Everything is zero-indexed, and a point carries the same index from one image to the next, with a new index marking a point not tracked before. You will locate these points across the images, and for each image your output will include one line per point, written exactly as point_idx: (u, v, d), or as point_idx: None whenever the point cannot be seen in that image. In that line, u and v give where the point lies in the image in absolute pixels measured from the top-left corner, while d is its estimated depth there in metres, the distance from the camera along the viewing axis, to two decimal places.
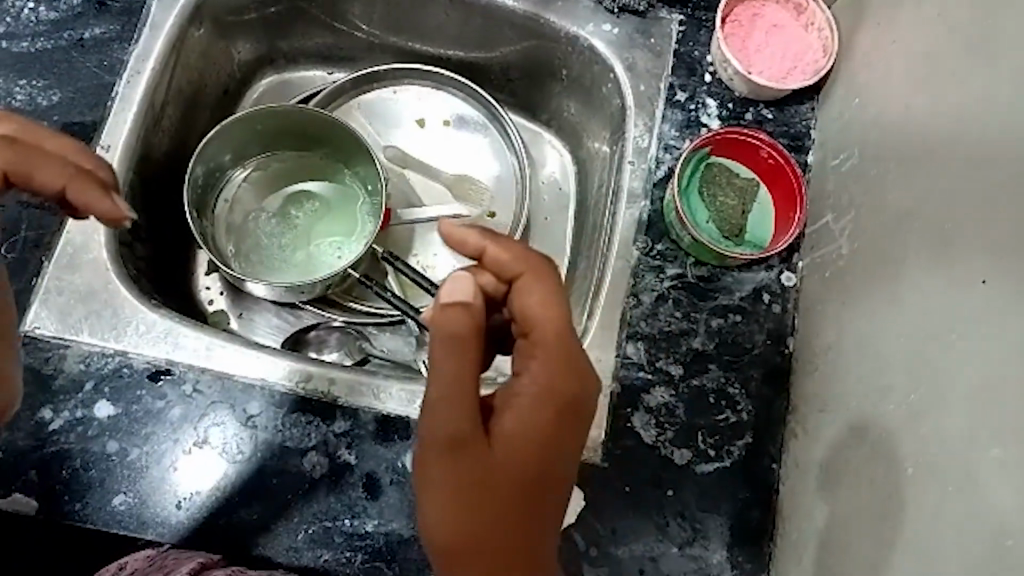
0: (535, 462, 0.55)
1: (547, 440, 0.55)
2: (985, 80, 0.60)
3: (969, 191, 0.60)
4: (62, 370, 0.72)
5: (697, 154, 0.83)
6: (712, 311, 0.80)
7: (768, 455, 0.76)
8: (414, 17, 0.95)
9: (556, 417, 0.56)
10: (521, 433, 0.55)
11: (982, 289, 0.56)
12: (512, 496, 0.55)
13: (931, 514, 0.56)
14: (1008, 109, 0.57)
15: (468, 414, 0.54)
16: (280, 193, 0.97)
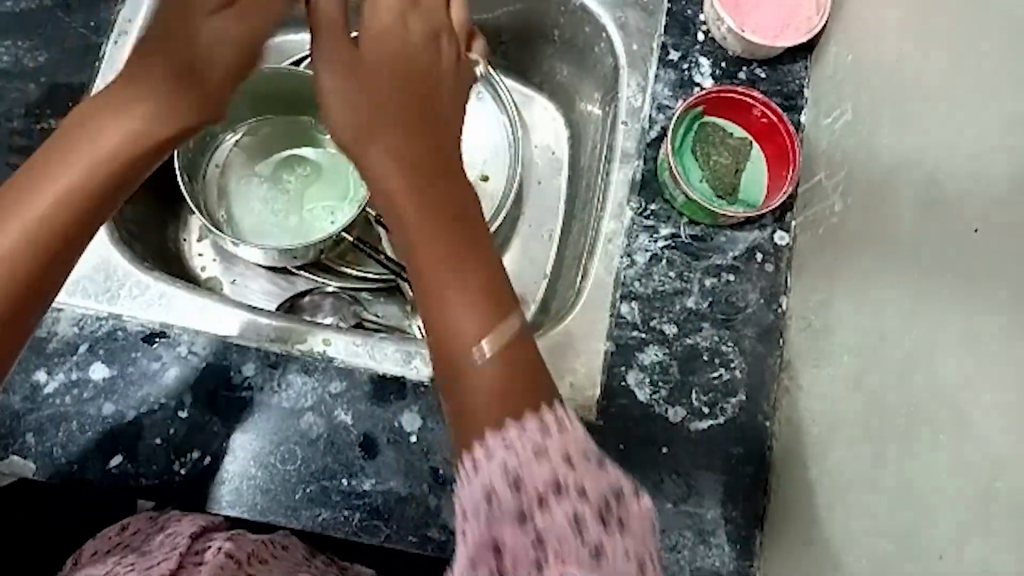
0: (470, 254, 0.56)
1: (446, 219, 0.57)
2: (989, 33, 0.60)
3: (973, 145, 0.59)
4: (55, 333, 0.72)
5: (690, 113, 0.83)
6: (706, 271, 0.80)
7: (762, 412, 0.77)
8: None
9: (434, 178, 0.60)
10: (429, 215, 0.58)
11: (987, 245, 0.56)
12: (464, 287, 0.55)
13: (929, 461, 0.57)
14: (1006, 59, 0.57)
15: (388, 189, 0.60)
16: (269, 158, 0.97)
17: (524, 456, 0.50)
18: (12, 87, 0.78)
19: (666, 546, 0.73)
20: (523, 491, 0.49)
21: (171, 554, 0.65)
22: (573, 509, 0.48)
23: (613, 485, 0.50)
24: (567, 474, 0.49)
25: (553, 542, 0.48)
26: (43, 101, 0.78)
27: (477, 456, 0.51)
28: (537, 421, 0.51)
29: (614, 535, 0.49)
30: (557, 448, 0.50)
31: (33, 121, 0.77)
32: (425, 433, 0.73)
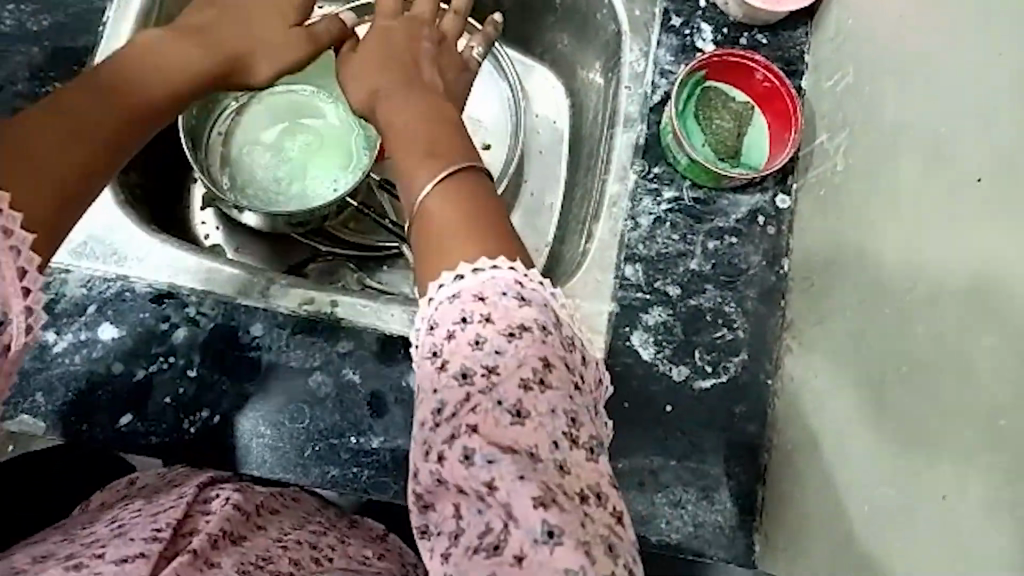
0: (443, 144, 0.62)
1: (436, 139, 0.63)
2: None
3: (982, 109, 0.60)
4: (63, 294, 0.72)
5: (692, 77, 0.83)
6: (708, 234, 0.81)
7: (764, 372, 0.78)
8: None
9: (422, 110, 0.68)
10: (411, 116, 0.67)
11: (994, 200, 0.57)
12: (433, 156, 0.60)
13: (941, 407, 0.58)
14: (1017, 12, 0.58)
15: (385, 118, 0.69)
16: (271, 125, 0.97)
17: (459, 304, 0.49)
18: (13, 51, 0.77)
19: (671, 501, 0.75)
20: (453, 338, 0.49)
21: (178, 500, 0.63)
22: (498, 353, 0.48)
23: (542, 340, 0.49)
24: (494, 320, 0.49)
25: (474, 388, 0.47)
26: (47, 65, 0.77)
27: (444, 282, 0.50)
28: (506, 265, 0.51)
29: (537, 391, 0.47)
30: (492, 298, 0.49)
31: (37, 84, 0.77)
32: None
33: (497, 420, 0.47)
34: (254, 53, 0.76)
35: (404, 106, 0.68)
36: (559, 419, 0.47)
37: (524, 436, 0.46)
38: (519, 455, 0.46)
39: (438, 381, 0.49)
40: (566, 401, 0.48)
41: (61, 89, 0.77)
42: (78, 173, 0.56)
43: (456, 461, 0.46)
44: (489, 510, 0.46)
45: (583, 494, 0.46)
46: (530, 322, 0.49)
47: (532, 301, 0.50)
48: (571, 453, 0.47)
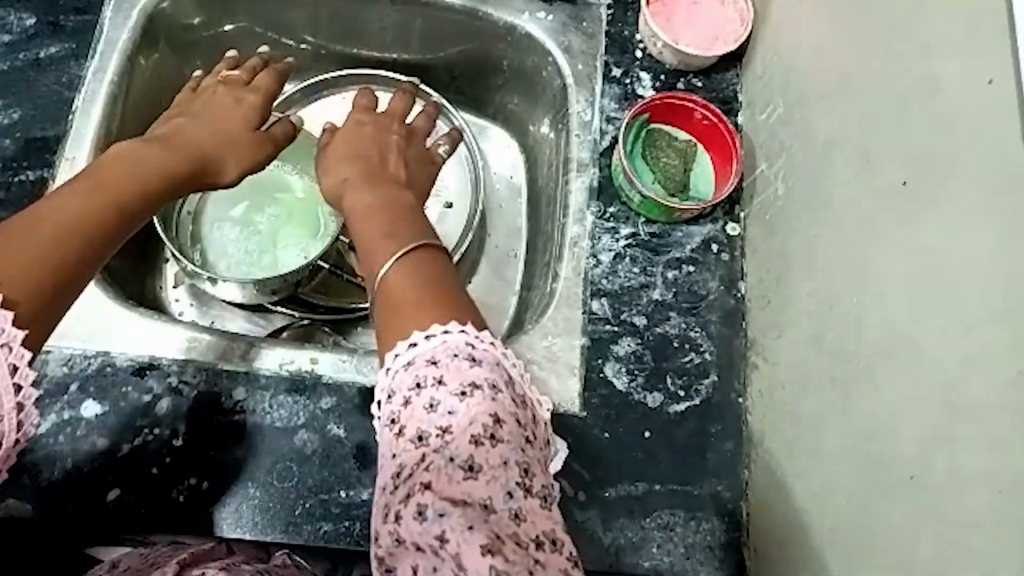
0: (404, 226, 0.65)
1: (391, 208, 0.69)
2: (893, 15, 0.67)
3: (893, 111, 0.65)
4: (46, 374, 0.73)
5: (637, 121, 0.89)
6: (667, 265, 0.85)
7: (733, 389, 0.81)
8: (357, 24, 1.00)
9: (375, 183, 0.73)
10: (375, 204, 0.70)
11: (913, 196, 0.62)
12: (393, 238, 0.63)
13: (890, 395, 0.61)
14: (908, 29, 0.64)
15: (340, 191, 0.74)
16: (237, 199, 1.00)
17: (413, 369, 0.53)
18: None
19: (658, 525, 0.76)
20: (408, 403, 0.52)
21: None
22: (450, 414, 0.51)
23: (491, 397, 0.52)
24: (446, 381, 0.52)
25: (429, 448, 0.51)
26: (20, 155, 0.80)
27: (399, 349, 0.54)
28: (457, 327, 0.54)
29: (488, 445, 0.50)
30: (444, 360, 0.53)
31: (10, 173, 0.79)
32: None
33: (451, 477, 0.50)
34: (218, 151, 0.79)
35: (366, 196, 0.71)
36: (512, 470, 0.50)
37: (477, 490, 0.49)
38: (472, 507, 0.49)
39: (396, 446, 0.52)
40: (517, 453, 0.51)
41: (34, 177, 0.80)
42: (76, 263, 0.56)
43: (411, 520, 0.49)
44: (442, 565, 0.48)
45: (536, 540, 0.49)
46: (481, 380, 0.52)
47: (482, 360, 0.53)
48: (524, 502, 0.50)
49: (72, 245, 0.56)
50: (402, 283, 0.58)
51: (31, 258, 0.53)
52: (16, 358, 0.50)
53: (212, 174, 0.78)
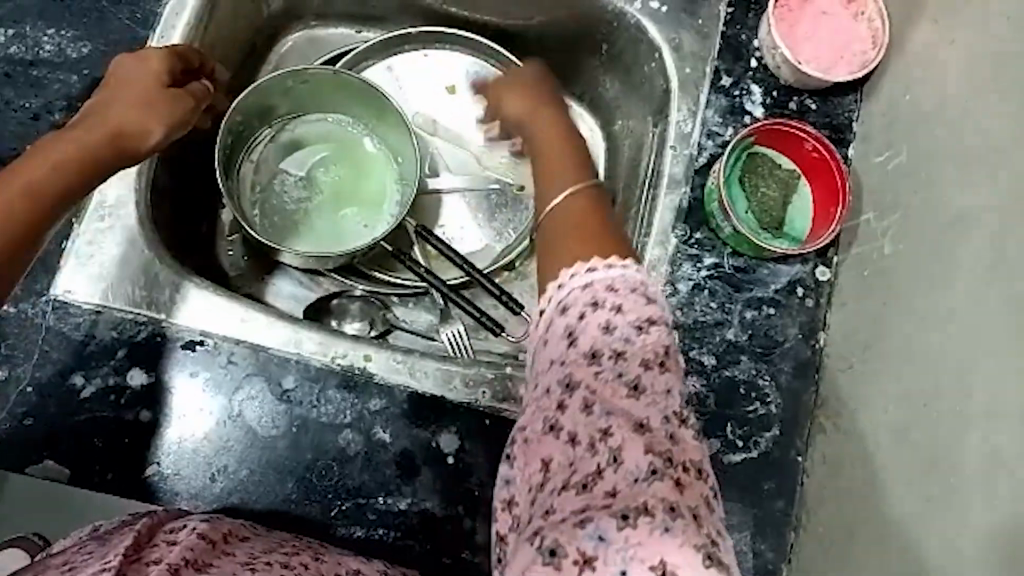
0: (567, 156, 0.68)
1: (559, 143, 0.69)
2: None
3: None
4: (93, 336, 0.71)
5: (741, 144, 0.82)
6: (747, 303, 0.80)
7: (795, 448, 0.78)
8: None
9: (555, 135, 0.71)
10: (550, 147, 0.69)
11: None
12: (560, 173, 0.65)
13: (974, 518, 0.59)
14: None
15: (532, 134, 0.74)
16: (305, 157, 0.95)
17: (591, 290, 0.55)
18: (52, 78, 0.76)
19: None
20: (584, 318, 0.54)
21: (136, 530, 0.58)
22: (626, 339, 0.53)
23: (664, 333, 0.54)
24: (626, 310, 0.54)
25: (600, 367, 0.53)
26: (85, 95, 0.76)
27: (563, 280, 0.56)
28: (620, 264, 0.56)
29: (655, 371, 0.53)
30: (622, 290, 0.54)
31: (73, 114, 0.75)
32: (462, 454, 0.72)
33: (615, 390, 0.52)
34: (136, 114, 0.66)
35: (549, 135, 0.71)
36: (670, 399, 0.53)
37: (636, 409, 0.52)
38: (630, 424, 0.51)
39: (566, 354, 0.54)
40: (677, 387, 0.53)
41: None
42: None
43: (574, 412, 0.53)
44: (590, 457, 0.51)
45: (683, 464, 0.50)
46: (658, 318, 0.54)
47: (657, 300, 0.55)
48: (677, 429, 0.52)
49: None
50: (559, 218, 0.61)
51: None
52: None
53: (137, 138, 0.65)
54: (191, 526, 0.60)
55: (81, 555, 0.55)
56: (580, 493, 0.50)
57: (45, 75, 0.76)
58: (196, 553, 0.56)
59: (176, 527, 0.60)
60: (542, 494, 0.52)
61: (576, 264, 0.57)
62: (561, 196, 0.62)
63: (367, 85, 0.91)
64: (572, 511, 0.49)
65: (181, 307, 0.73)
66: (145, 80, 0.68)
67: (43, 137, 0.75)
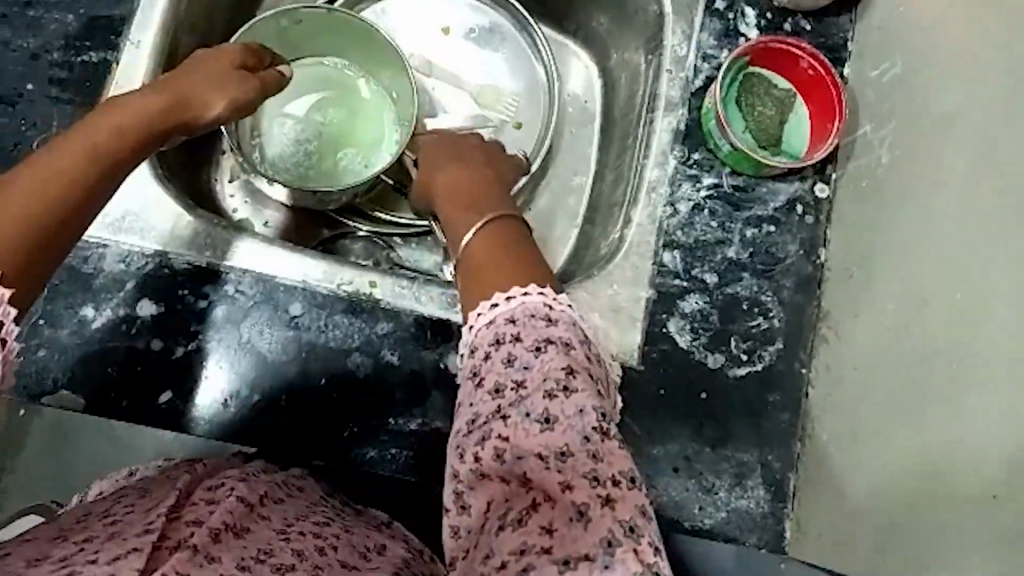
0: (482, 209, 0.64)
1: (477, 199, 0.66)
2: None
3: None
4: (102, 269, 0.72)
5: (737, 64, 0.83)
6: (746, 222, 0.81)
7: (798, 361, 0.79)
8: None
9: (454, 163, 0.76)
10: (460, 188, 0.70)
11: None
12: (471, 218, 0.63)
13: (961, 420, 0.60)
14: None
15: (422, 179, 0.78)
16: (301, 100, 0.95)
17: (493, 327, 0.52)
18: (49, 18, 0.77)
19: (703, 487, 0.76)
20: (488, 357, 0.51)
21: (175, 488, 0.56)
22: (526, 368, 0.50)
23: (566, 352, 0.50)
24: (523, 337, 0.50)
25: (506, 402, 0.49)
26: (82, 34, 0.77)
27: (482, 308, 0.52)
28: (535, 291, 0.52)
29: (561, 398, 0.49)
30: (520, 320, 0.51)
31: (72, 53, 0.76)
32: None
33: (526, 429, 0.49)
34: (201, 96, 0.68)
35: (458, 188, 0.70)
36: (586, 416, 0.49)
37: (552, 441, 0.48)
38: (547, 459, 0.48)
39: (475, 396, 0.51)
40: (593, 401, 0.49)
41: (96, 59, 0.76)
42: (36, 257, 0.47)
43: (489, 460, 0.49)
44: (524, 494, 0.48)
45: (611, 479, 0.48)
46: (556, 337, 0.50)
47: (560, 320, 0.52)
48: (600, 445, 0.48)
49: (32, 231, 0.47)
50: (477, 254, 0.58)
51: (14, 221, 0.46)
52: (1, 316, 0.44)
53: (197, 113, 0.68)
54: (230, 485, 0.58)
55: (123, 509, 0.54)
56: (514, 531, 0.48)
57: (42, 15, 0.77)
58: (236, 517, 0.54)
59: (215, 485, 0.58)
60: (478, 543, 0.49)
61: (496, 292, 0.53)
62: (470, 235, 0.60)
63: (364, 23, 0.91)
64: (510, 556, 0.47)
65: (233, 250, 0.73)
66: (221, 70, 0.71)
67: (43, 76, 0.75)
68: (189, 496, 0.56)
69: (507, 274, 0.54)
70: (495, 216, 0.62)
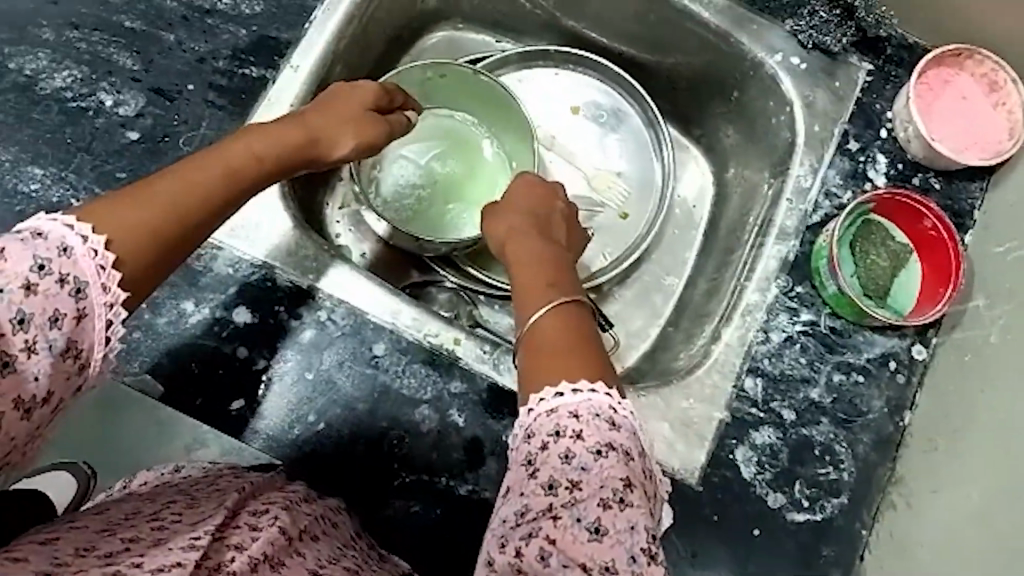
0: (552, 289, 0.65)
1: (550, 280, 0.67)
2: None
3: None
4: (210, 268, 0.75)
5: (860, 208, 0.82)
6: (836, 366, 0.79)
7: (860, 520, 0.76)
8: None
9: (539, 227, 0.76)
10: (535, 256, 0.71)
11: None
12: (541, 296, 0.64)
13: None
14: None
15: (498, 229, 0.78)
16: (425, 146, 0.98)
17: (555, 418, 0.52)
18: (223, 28, 0.82)
19: None
20: (546, 448, 0.52)
21: (223, 507, 0.57)
22: (584, 469, 0.50)
23: (626, 462, 0.51)
24: (586, 437, 0.51)
25: (559, 501, 0.50)
26: (249, 49, 0.82)
27: (544, 396, 0.53)
28: (603, 390, 0.53)
29: (615, 510, 0.49)
30: (585, 417, 0.52)
31: (236, 64, 0.81)
32: None
33: (575, 535, 0.49)
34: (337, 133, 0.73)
35: (536, 256, 0.71)
36: (637, 535, 0.49)
37: (598, 553, 0.48)
38: (592, 572, 0.48)
39: (526, 486, 0.51)
40: (645, 519, 0.50)
41: (256, 74, 0.81)
42: (148, 268, 0.51)
43: (531, 559, 0.49)
44: None
45: None
46: (618, 444, 0.51)
47: (622, 426, 0.53)
48: (646, 569, 0.48)
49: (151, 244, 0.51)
50: (543, 337, 0.59)
51: (139, 231, 0.51)
52: (113, 316, 0.49)
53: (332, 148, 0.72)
54: (274, 513, 0.59)
55: (171, 517, 0.55)
56: None
57: (217, 24, 0.82)
58: (275, 549, 0.54)
59: (260, 511, 0.59)
60: None
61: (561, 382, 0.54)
62: (539, 314, 0.61)
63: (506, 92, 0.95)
64: None
65: (328, 275, 0.76)
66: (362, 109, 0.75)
67: (204, 80, 0.80)
68: (234, 518, 0.57)
69: (571, 365, 0.55)
70: (565, 302, 0.63)
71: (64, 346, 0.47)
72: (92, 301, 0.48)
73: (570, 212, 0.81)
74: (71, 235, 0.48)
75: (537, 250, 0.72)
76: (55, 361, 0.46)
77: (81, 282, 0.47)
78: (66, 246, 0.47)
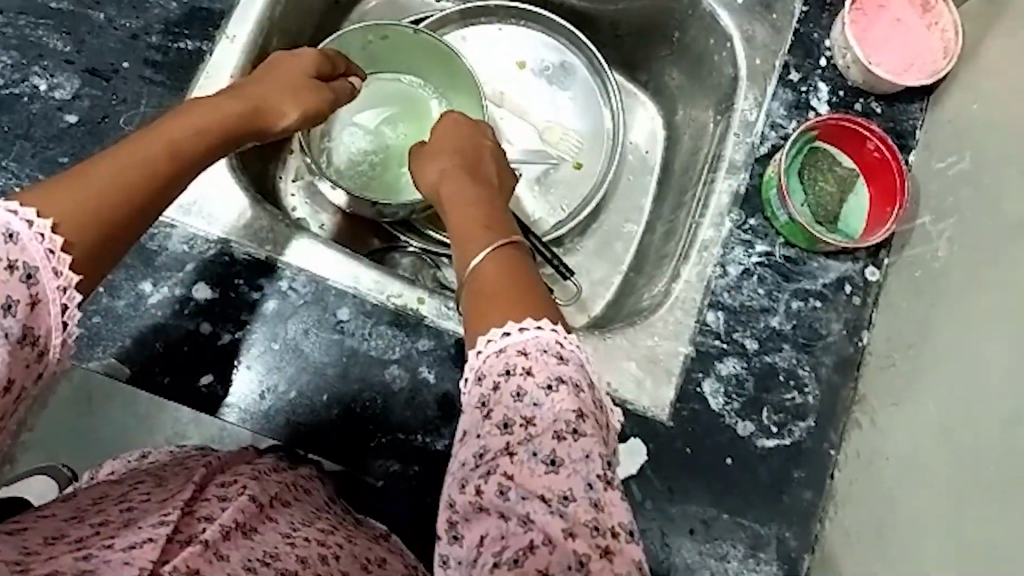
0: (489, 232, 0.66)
1: (486, 222, 0.67)
2: None
3: None
4: (165, 247, 0.74)
5: (805, 137, 0.84)
6: (794, 294, 0.81)
7: (827, 440, 0.78)
8: None
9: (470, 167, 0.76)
10: (469, 201, 0.71)
11: None
12: (480, 240, 0.65)
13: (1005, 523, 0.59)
14: None
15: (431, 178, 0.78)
16: (374, 111, 0.98)
17: (504, 357, 0.53)
18: (153, 3, 0.80)
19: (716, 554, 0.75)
20: (498, 388, 0.52)
21: (190, 482, 0.57)
22: (536, 404, 0.51)
23: (576, 394, 0.52)
24: (535, 372, 0.52)
25: (513, 438, 0.51)
26: (182, 22, 0.80)
27: (492, 336, 0.54)
28: (549, 327, 0.54)
29: (569, 441, 0.50)
30: (533, 353, 0.53)
31: (170, 39, 0.80)
32: None
33: (532, 468, 0.50)
34: (271, 102, 0.72)
35: (468, 200, 0.71)
36: (592, 463, 0.50)
37: (555, 484, 0.50)
38: (552, 500, 0.49)
39: (482, 428, 0.52)
40: (599, 447, 0.51)
41: (192, 47, 0.80)
42: (102, 252, 0.51)
43: (491, 495, 0.50)
44: (522, 533, 0.49)
45: (610, 530, 0.49)
46: (568, 377, 0.52)
47: (570, 359, 0.54)
48: (603, 494, 0.50)
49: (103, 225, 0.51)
50: (484, 280, 0.60)
51: (88, 212, 0.50)
52: (66, 300, 0.49)
53: (269, 116, 0.71)
54: (242, 483, 0.60)
55: (140, 496, 0.55)
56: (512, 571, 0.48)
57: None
58: (246, 516, 0.55)
59: (228, 483, 0.59)
60: None
61: (508, 322, 0.55)
62: (479, 258, 0.62)
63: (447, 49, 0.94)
64: None
65: (288, 248, 0.76)
66: (291, 75, 0.75)
67: (139, 57, 0.79)
68: (201, 492, 0.57)
69: (512, 305, 0.56)
70: (504, 245, 0.63)
71: (20, 332, 0.46)
72: (43, 286, 0.48)
73: (500, 151, 0.80)
74: (16, 220, 0.46)
75: (472, 196, 0.72)
76: (13, 348, 0.46)
77: (31, 267, 0.47)
78: (12, 232, 0.46)
